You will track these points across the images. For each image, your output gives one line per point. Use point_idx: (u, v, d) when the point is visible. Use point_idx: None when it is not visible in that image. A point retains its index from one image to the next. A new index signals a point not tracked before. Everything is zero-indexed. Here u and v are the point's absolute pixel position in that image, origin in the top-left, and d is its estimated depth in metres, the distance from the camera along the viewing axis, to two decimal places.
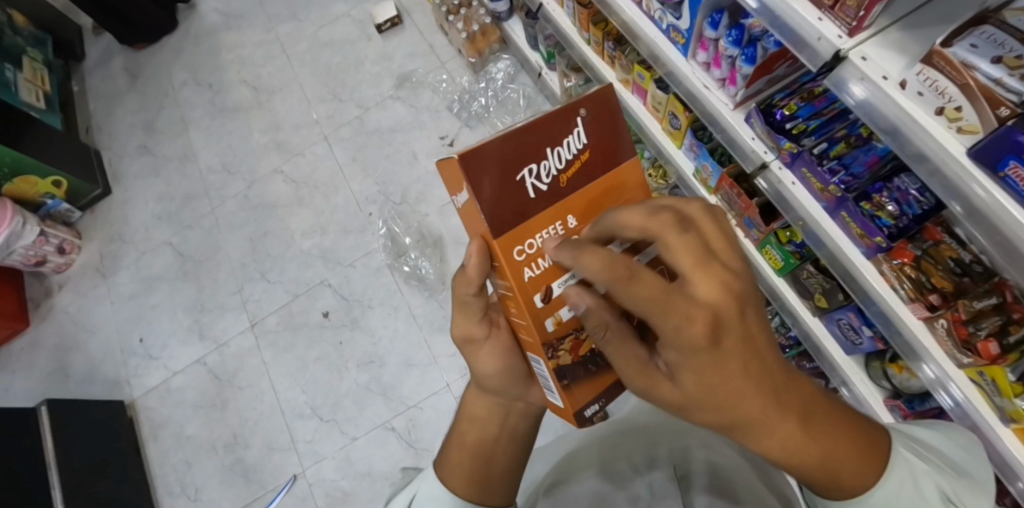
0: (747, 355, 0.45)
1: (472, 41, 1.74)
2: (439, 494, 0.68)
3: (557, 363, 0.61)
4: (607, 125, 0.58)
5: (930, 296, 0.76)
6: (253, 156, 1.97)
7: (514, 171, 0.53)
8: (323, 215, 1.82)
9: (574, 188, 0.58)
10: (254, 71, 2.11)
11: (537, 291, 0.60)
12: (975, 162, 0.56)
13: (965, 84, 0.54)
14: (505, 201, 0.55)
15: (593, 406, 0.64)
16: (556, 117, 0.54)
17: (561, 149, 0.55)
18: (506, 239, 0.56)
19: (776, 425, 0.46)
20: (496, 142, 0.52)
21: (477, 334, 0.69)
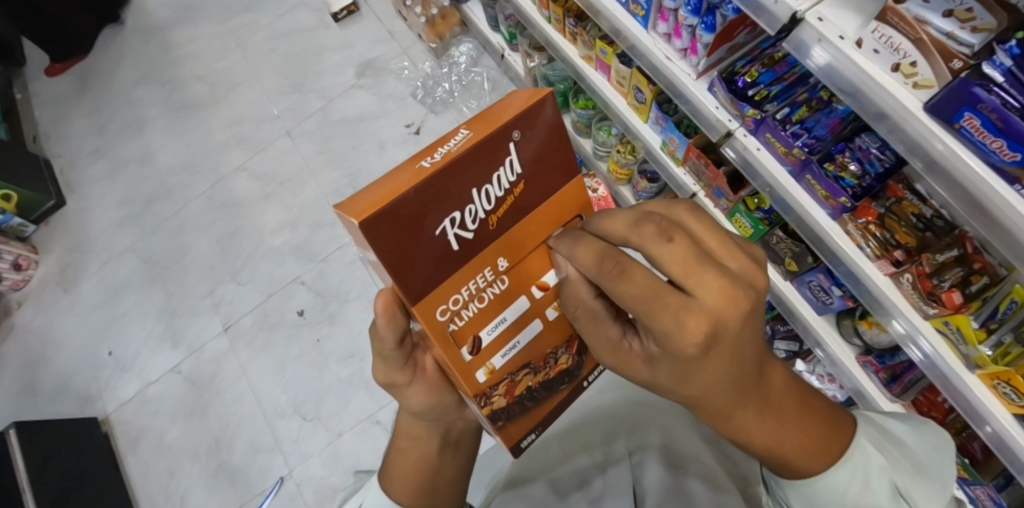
0: (732, 357, 0.42)
1: (432, 26, 1.71)
2: (381, 502, 0.66)
3: (491, 408, 0.59)
4: (541, 149, 0.51)
5: (896, 252, 0.79)
6: (215, 154, 1.91)
7: (432, 224, 0.47)
8: (292, 211, 1.77)
9: (501, 226, 0.53)
10: (208, 67, 2.03)
11: (464, 343, 0.57)
12: (932, 117, 0.57)
13: (918, 38, 0.55)
14: (424, 259, 0.49)
15: (529, 437, 0.64)
16: (481, 152, 0.47)
17: (489, 188, 0.49)
18: (426, 302, 0.52)
19: (738, 416, 0.47)
20: (408, 196, 0.44)
21: (399, 381, 0.63)
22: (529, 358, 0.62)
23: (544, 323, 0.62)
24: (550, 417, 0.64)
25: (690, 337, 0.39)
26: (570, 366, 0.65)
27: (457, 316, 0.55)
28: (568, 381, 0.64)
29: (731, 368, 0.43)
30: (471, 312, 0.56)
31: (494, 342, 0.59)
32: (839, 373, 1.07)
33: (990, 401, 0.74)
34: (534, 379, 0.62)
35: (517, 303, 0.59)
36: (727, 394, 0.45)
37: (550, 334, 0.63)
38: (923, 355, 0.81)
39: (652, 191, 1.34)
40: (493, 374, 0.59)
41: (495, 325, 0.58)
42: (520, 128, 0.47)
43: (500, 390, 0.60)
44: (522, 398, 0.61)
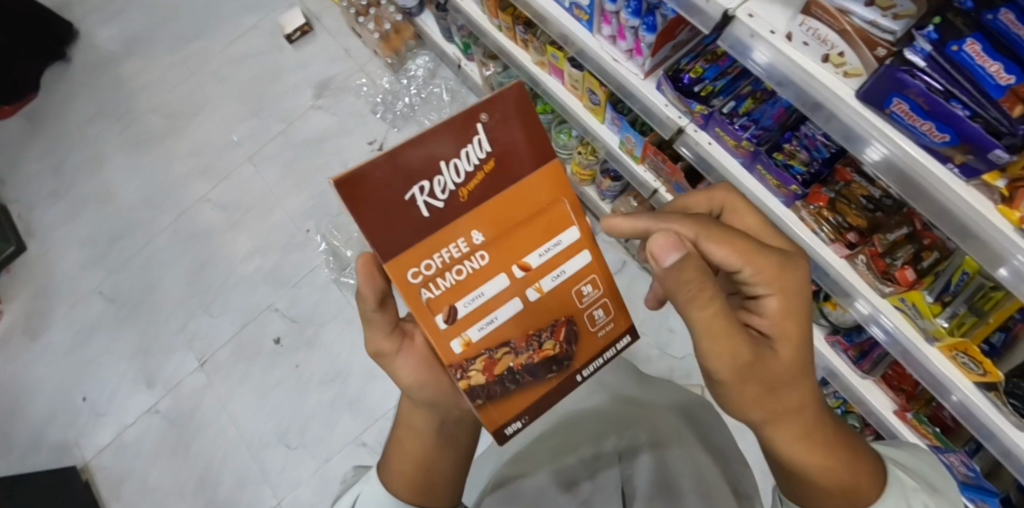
0: (784, 313, 0.58)
1: (386, 41, 1.72)
2: (380, 495, 0.66)
3: (468, 383, 0.60)
4: (516, 129, 0.53)
5: (849, 234, 0.80)
6: (176, 187, 1.87)
7: (400, 190, 0.51)
8: (260, 238, 1.74)
9: (476, 202, 0.55)
10: (162, 97, 1.98)
11: (440, 313, 0.58)
12: (864, 104, 0.59)
13: (842, 30, 0.56)
14: (403, 224, 0.52)
15: (514, 424, 0.64)
16: (451, 128, 0.50)
17: (458, 161, 0.52)
18: (397, 262, 0.54)
19: (777, 386, 0.57)
20: (377, 164, 0.49)
21: (387, 349, 0.66)
22: (511, 336, 0.62)
23: (524, 303, 0.61)
24: (534, 403, 0.65)
25: (767, 271, 0.58)
26: (558, 354, 0.64)
27: (432, 286, 0.56)
28: (555, 369, 0.64)
29: (783, 325, 0.58)
30: (446, 283, 0.57)
31: (472, 315, 0.59)
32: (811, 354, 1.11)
33: (950, 370, 0.79)
34: (516, 361, 0.62)
35: (496, 280, 0.58)
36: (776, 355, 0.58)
37: (531, 314, 0.62)
38: (884, 332, 0.84)
39: (615, 189, 1.36)
40: (470, 349, 0.60)
41: (472, 299, 0.58)
42: (488, 110, 0.51)
43: (477, 366, 0.60)
44: (501, 380, 0.62)
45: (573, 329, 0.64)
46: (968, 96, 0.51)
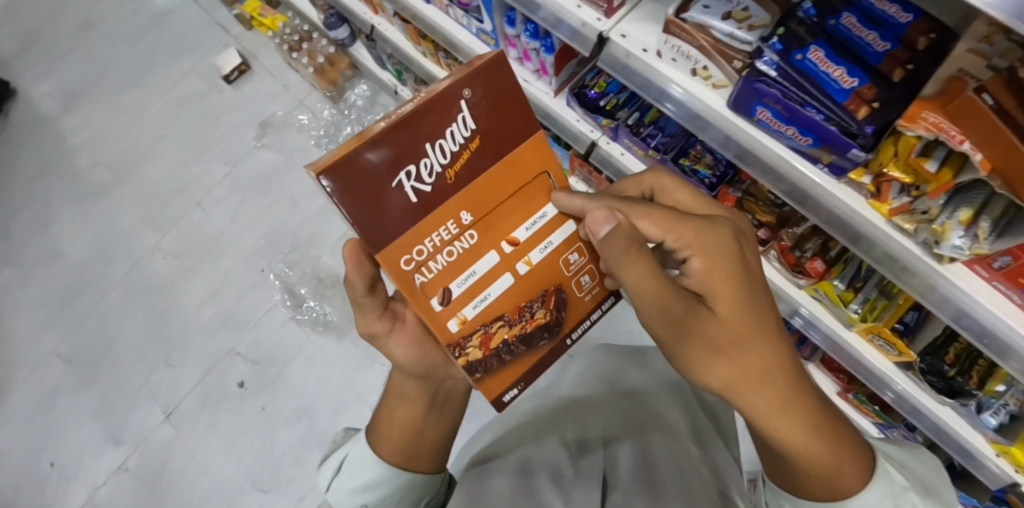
0: (731, 279, 0.56)
1: (322, 73, 1.74)
2: (366, 459, 0.64)
3: (467, 359, 0.62)
4: (496, 107, 0.55)
5: (760, 232, 0.84)
6: (127, 238, 1.84)
7: (390, 176, 0.51)
8: (216, 282, 1.73)
9: (463, 182, 0.56)
10: (105, 151, 1.95)
11: (434, 295, 0.60)
12: (735, 113, 0.61)
13: (702, 46, 0.58)
14: (389, 211, 0.53)
15: (511, 392, 0.66)
16: (434, 111, 0.52)
17: (442, 142, 0.53)
18: (389, 250, 0.55)
19: (742, 353, 0.53)
20: (367, 151, 0.49)
21: (378, 330, 0.66)
22: (503, 310, 0.64)
23: (515, 277, 0.64)
24: (530, 372, 0.67)
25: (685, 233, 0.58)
26: (548, 320, 0.65)
27: (427, 267, 0.58)
28: (546, 336, 0.65)
29: (726, 290, 0.55)
30: (439, 263, 0.59)
31: (467, 295, 0.61)
32: None
33: (870, 352, 0.84)
34: (510, 333, 0.64)
35: (485, 256, 0.61)
36: (724, 322, 0.55)
37: (518, 288, 0.64)
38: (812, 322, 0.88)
39: None
40: (465, 326, 0.62)
41: (465, 276, 0.61)
42: (468, 86, 0.52)
43: (474, 342, 0.62)
44: (498, 352, 0.63)
45: (562, 297, 0.66)
46: (818, 102, 0.52)
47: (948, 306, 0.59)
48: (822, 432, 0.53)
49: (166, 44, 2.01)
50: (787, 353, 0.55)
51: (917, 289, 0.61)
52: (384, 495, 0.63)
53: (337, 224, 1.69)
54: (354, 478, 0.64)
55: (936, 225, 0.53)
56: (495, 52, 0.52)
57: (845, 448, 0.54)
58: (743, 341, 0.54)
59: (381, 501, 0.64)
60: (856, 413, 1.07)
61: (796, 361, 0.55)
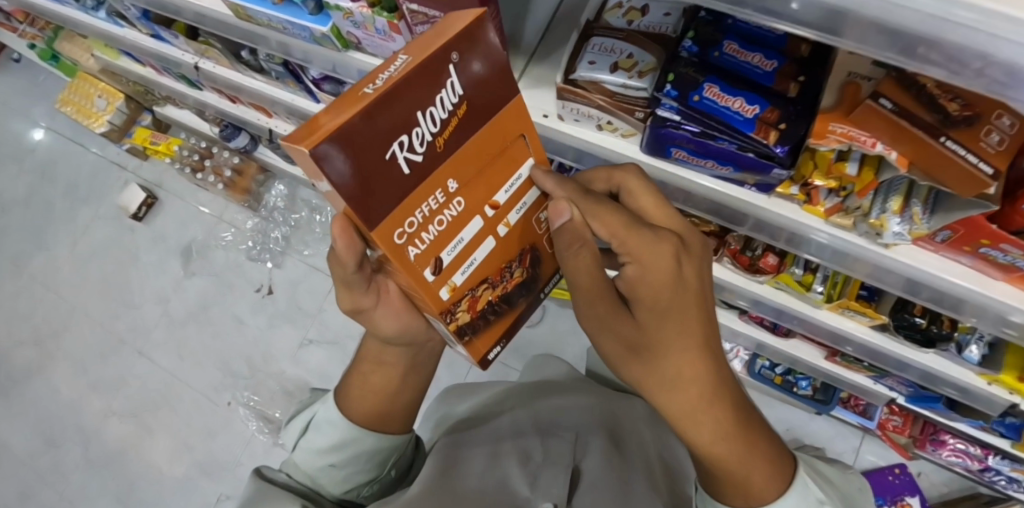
0: (674, 287, 0.48)
1: (233, 186, 1.68)
2: (336, 420, 0.63)
3: (457, 324, 0.56)
4: (486, 68, 0.43)
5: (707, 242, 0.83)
6: (71, 414, 1.65)
7: (381, 146, 0.39)
8: (181, 432, 1.57)
9: (451, 153, 0.45)
10: (24, 326, 1.76)
11: (427, 265, 0.50)
12: (651, 155, 0.60)
13: (599, 105, 0.57)
14: (378, 192, 0.41)
15: (495, 349, 0.63)
16: (420, 71, 0.39)
17: (434, 109, 0.42)
18: (383, 228, 0.43)
19: (678, 363, 0.47)
20: (355, 120, 0.37)
21: (365, 305, 0.58)
22: (488, 271, 0.57)
23: (497, 240, 0.55)
24: (511, 328, 0.63)
25: (634, 235, 0.50)
26: (524, 278, 0.61)
27: (417, 241, 0.47)
28: (522, 292, 0.62)
29: (664, 302, 0.48)
30: (431, 233, 0.48)
31: (456, 262, 0.52)
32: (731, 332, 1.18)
33: (847, 325, 0.84)
34: (494, 294, 0.59)
35: (472, 222, 0.51)
36: (665, 333, 0.48)
37: (500, 249, 0.56)
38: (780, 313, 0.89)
39: None
40: (456, 293, 0.54)
41: (454, 245, 0.51)
42: (459, 49, 0.40)
43: (464, 307, 0.56)
44: (483, 313, 0.59)
45: (535, 254, 0.61)
46: (727, 135, 0.52)
47: (893, 279, 0.61)
48: (733, 442, 0.49)
49: (62, 198, 1.87)
50: (715, 365, 0.48)
51: (858, 269, 0.62)
52: (351, 458, 0.63)
53: (291, 333, 1.60)
54: (322, 437, 0.63)
55: (872, 219, 0.54)
56: (480, 12, 0.40)
57: (755, 456, 0.50)
58: (658, 348, 0.48)
59: (348, 463, 0.63)
60: (847, 371, 1.08)
61: (725, 374, 0.49)
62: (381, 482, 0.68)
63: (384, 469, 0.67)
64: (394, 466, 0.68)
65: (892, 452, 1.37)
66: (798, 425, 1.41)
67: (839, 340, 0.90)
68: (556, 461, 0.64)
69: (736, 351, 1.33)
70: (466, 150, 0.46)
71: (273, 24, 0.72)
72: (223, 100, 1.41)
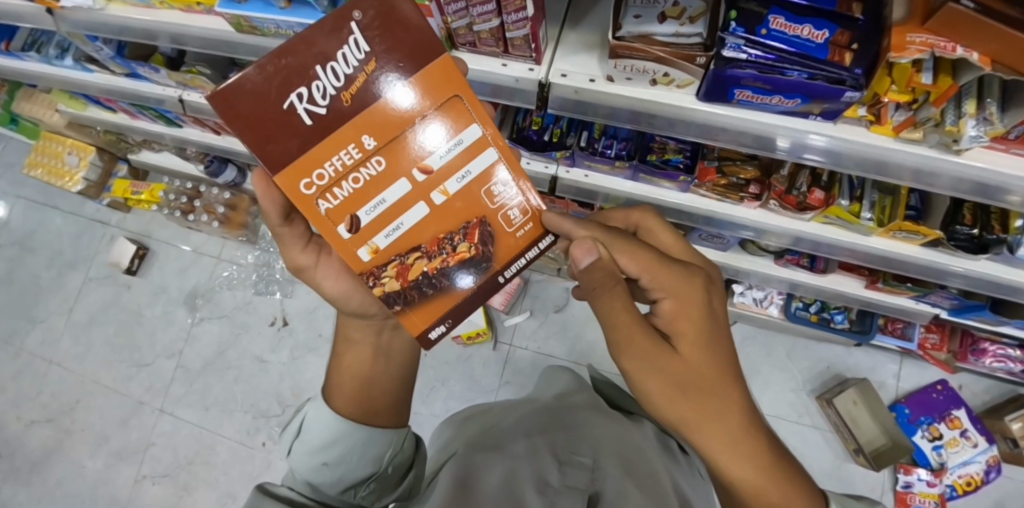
0: (709, 325, 0.53)
1: (229, 222, 1.60)
2: (326, 417, 0.59)
3: (382, 291, 0.53)
4: (396, 31, 0.47)
5: (752, 188, 0.82)
6: (99, 488, 1.57)
7: (277, 95, 0.45)
8: (222, 484, 1.51)
9: (363, 107, 0.48)
10: (32, 406, 1.67)
11: (341, 221, 0.51)
12: (711, 102, 0.59)
13: (657, 57, 0.54)
14: (284, 138, 0.47)
15: (439, 328, 0.55)
16: (322, 32, 0.45)
17: (336, 64, 0.46)
18: (288, 173, 0.48)
19: (718, 392, 0.51)
20: (252, 75, 0.44)
21: (304, 262, 0.62)
22: (422, 238, 0.53)
23: (432, 208, 0.52)
24: (462, 305, 0.55)
25: (674, 271, 0.54)
26: (475, 256, 0.54)
27: (327, 196, 0.49)
28: (473, 271, 0.54)
29: (705, 342, 0.52)
30: (347, 189, 0.50)
31: (377, 221, 0.52)
32: (765, 280, 1.18)
33: (895, 247, 0.84)
34: (432, 265, 0.53)
35: (396, 182, 0.51)
36: (708, 367, 0.52)
37: (442, 215, 0.53)
38: (824, 245, 0.88)
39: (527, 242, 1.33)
40: (379, 255, 0.52)
41: (372, 203, 0.51)
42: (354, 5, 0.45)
43: (390, 271, 0.53)
44: (417, 285, 0.53)
45: (489, 230, 0.54)
46: (799, 64, 0.51)
47: (966, 184, 0.59)
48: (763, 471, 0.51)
49: (46, 268, 1.78)
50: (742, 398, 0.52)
51: (899, 176, 0.60)
52: (344, 454, 0.57)
53: (317, 362, 1.56)
54: (312, 437, 0.58)
55: (947, 126, 0.54)
56: None
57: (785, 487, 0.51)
58: (704, 378, 0.51)
59: (342, 460, 0.57)
60: (890, 295, 1.08)
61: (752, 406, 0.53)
62: (380, 482, 0.59)
63: (381, 467, 0.59)
64: (392, 465, 0.60)
65: (931, 371, 1.39)
66: (837, 360, 1.43)
67: (893, 264, 0.87)
68: (572, 480, 0.58)
69: (769, 297, 1.34)
70: (376, 106, 0.48)
71: (282, 31, 0.68)
72: (207, 133, 1.34)
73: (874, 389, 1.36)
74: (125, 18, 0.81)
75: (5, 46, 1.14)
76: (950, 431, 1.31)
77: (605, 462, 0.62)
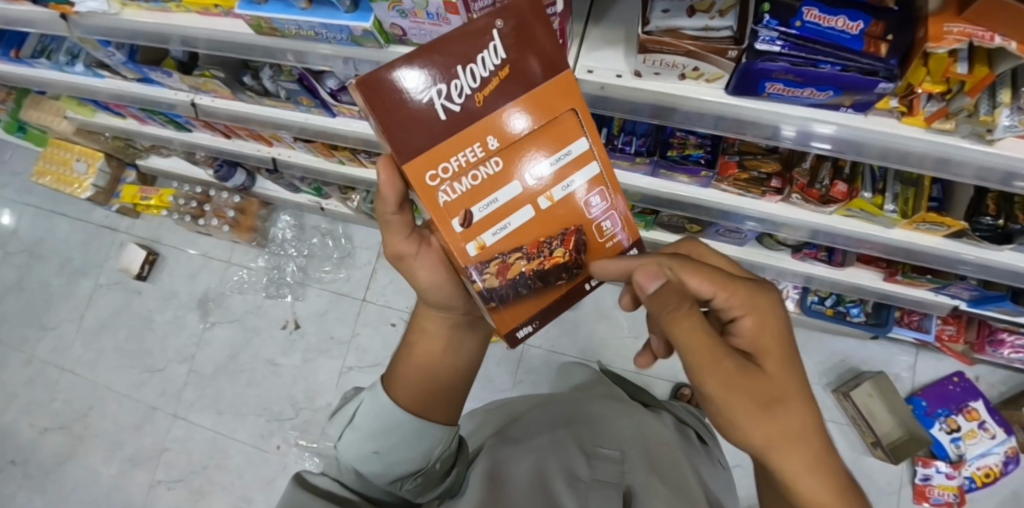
0: (783, 338, 0.49)
1: (238, 226, 1.60)
2: (382, 406, 0.59)
3: (482, 286, 0.51)
4: (533, 40, 0.46)
5: (773, 182, 0.82)
6: (114, 494, 1.57)
7: (416, 87, 0.45)
8: (236, 488, 1.51)
9: (492, 111, 0.47)
10: (45, 412, 1.67)
11: (454, 216, 0.49)
12: (738, 95, 0.59)
13: (687, 51, 0.54)
14: (415, 129, 0.46)
15: (527, 327, 0.54)
16: (463, 32, 0.44)
17: (474, 66, 0.45)
18: (415, 163, 0.47)
19: (803, 408, 0.47)
20: (398, 68, 0.44)
21: (405, 251, 0.59)
22: (524, 240, 0.51)
23: (538, 212, 0.51)
24: (551, 307, 0.55)
25: (743, 288, 0.50)
26: (569, 262, 0.53)
27: (446, 189, 0.48)
28: (566, 276, 0.53)
29: (781, 355, 0.48)
30: (465, 184, 0.48)
31: (487, 220, 0.50)
32: (782, 274, 1.17)
33: (917, 239, 0.83)
34: (529, 267, 0.52)
35: (509, 184, 0.50)
36: (789, 383, 0.47)
37: (548, 218, 0.52)
38: (842, 239, 0.87)
39: None
40: (483, 252, 0.50)
41: (485, 199, 0.49)
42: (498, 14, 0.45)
43: (491, 268, 0.51)
44: (515, 283, 0.52)
45: (584, 239, 0.53)
46: (833, 56, 0.51)
47: (995, 174, 0.58)
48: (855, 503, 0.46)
49: (56, 275, 1.78)
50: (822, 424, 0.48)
51: (922, 165, 0.60)
52: (397, 444, 0.57)
53: (329, 364, 1.55)
54: (365, 424, 0.58)
55: (980, 117, 0.54)
56: None
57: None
58: (786, 400, 0.47)
59: (394, 450, 0.57)
60: (909, 288, 1.07)
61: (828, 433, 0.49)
62: (427, 478, 0.60)
63: (430, 463, 0.59)
64: (440, 462, 0.60)
65: (946, 362, 1.39)
66: (852, 354, 1.42)
67: (914, 256, 0.86)
68: (601, 473, 0.57)
69: (784, 291, 1.33)
70: (505, 110, 0.47)
71: (303, 31, 0.67)
72: (216, 137, 1.33)
73: (890, 382, 1.36)
74: (138, 22, 0.80)
75: (14, 53, 1.14)
76: (967, 423, 1.30)
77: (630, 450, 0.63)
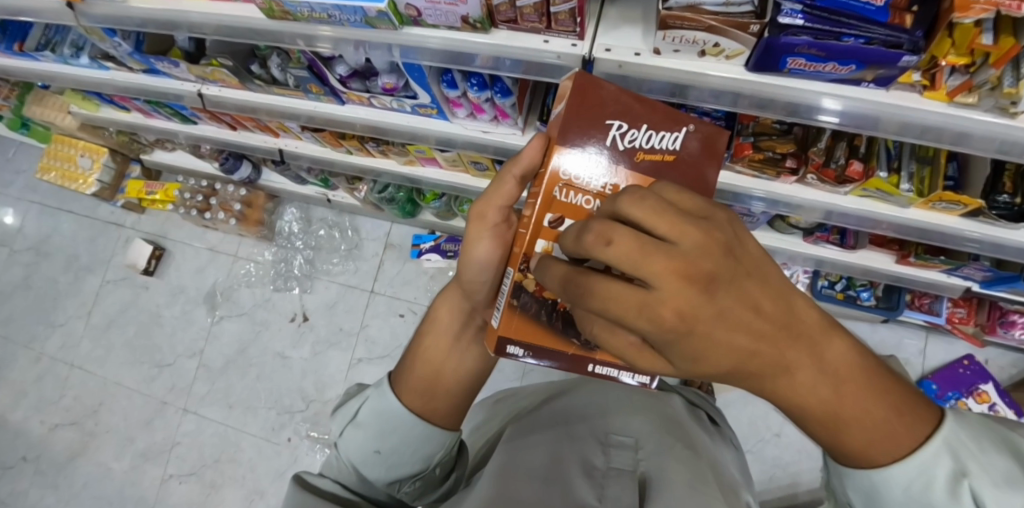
0: (701, 349, 0.32)
1: (245, 220, 1.59)
2: (388, 407, 0.58)
3: (522, 278, 0.50)
4: (704, 154, 0.50)
5: (788, 162, 0.81)
6: (126, 489, 1.57)
7: (611, 109, 0.49)
8: (247, 481, 1.51)
9: (642, 173, 0.49)
10: (56, 409, 1.67)
11: (550, 210, 0.50)
12: (760, 72, 0.58)
13: (708, 26, 0.53)
14: (584, 133, 0.50)
15: (521, 352, 0.51)
16: (671, 111, 0.50)
17: (655, 134, 0.50)
18: (568, 153, 0.49)
19: (765, 390, 0.35)
20: (613, 88, 0.50)
21: (490, 217, 0.55)
22: None
23: None
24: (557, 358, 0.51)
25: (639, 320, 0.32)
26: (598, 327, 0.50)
27: (567, 190, 0.50)
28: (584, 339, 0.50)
29: (710, 364, 0.33)
30: (581, 200, 0.49)
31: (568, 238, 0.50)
32: (794, 257, 1.16)
33: (933, 219, 0.83)
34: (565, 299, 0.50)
35: None
36: (732, 374, 0.34)
37: None
38: (854, 219, 0.86)
39: None
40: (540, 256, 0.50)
41: None
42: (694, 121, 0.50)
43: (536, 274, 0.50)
44: (544, 304, 0.50)
45: None
46: (857, 28, 0.50)
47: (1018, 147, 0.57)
48: (888, 418, 0.36)
49: (63, 272, 1.78)
50: (820, 361, 0.34)
51: (940, 139, 0.59)
52: (397, 447, 0.57)
53: (338, 356, 1.55)
54: (368, 426, 0.58)
55: (1005, 89, 0.53)
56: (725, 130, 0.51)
57: (908, 425, 0.36)
58: (742, 383, 0.35)
59: (394, 452, 0.57)
60: (921, 269, 1.07)
61: (842, 351, 0.34)
62: (426, 481, 0.60)
63: (429, 467, 0.59)
64: (439, 466, 0.61)
65: (957, 345, 1.39)
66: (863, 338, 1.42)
67: (929, 236, 0.85)
68: (616, 461, 0.57)
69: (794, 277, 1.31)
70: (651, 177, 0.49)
71: (316, 14, 0.66)
72: (222, 129, 1.33)
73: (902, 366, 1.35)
74: (147, 9, 0.79)
75: (18, 47, 1.13)
76: (978, 405, 1.30)
77: (645, 440, 0.62)
